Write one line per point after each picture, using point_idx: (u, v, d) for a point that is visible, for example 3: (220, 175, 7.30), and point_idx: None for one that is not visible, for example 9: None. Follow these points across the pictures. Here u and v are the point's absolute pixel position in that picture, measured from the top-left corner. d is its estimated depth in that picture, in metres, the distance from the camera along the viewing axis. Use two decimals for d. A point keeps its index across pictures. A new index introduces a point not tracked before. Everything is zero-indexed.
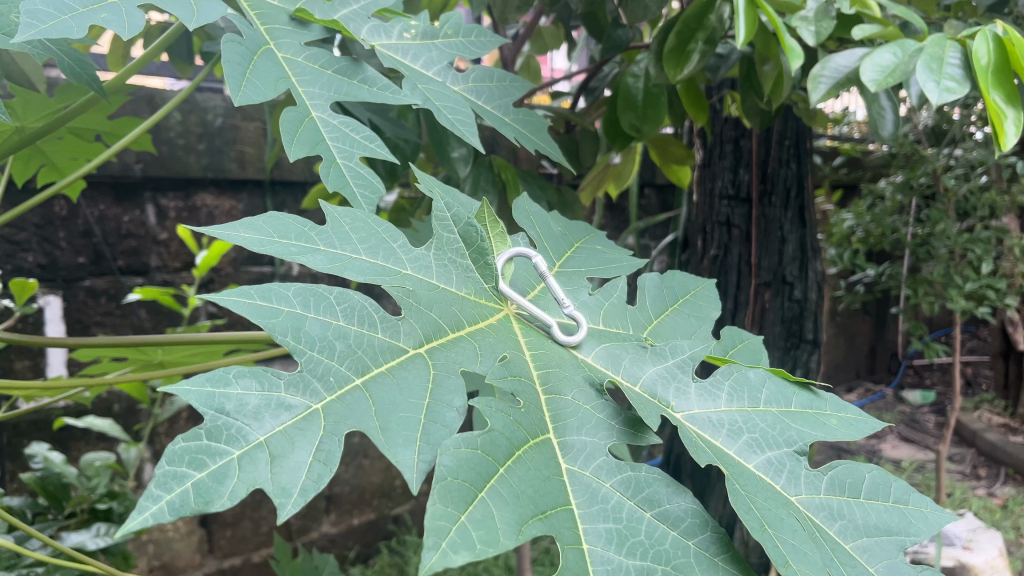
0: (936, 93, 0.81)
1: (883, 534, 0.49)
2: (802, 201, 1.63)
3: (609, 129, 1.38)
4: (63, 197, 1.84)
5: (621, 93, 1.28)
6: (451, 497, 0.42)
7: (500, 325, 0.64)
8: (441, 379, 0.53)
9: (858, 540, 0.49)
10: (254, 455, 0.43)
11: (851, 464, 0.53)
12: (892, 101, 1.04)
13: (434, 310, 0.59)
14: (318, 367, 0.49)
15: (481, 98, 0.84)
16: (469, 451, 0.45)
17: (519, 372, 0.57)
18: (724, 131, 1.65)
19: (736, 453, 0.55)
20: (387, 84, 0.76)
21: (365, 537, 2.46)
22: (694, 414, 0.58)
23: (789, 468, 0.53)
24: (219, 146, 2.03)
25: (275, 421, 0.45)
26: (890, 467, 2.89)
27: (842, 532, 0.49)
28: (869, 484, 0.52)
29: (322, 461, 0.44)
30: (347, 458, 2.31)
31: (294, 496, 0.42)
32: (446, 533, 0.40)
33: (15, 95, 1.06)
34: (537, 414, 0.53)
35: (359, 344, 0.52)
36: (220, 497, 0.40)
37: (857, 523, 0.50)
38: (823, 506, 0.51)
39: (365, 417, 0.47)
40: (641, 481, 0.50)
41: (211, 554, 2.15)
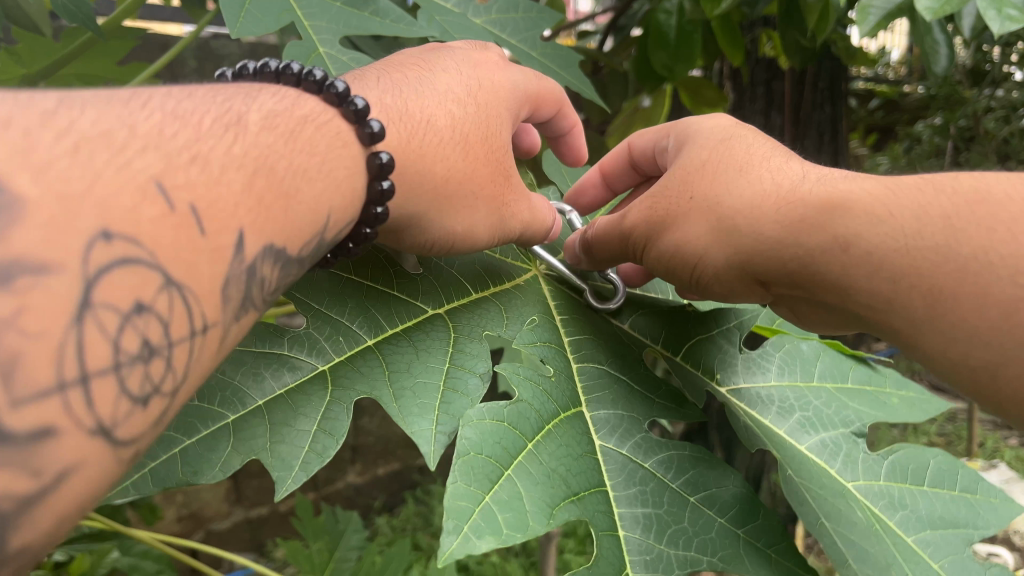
0: (997, 23, 0.75)
1: (949, 525, 0.53)
2: (836, 144, 1.65)
3: (640, 69, 1.31)
4: None
5: (652, 31, 1.20)
6: (475, 475, 0.42)
7: (531, 284, 0.66)
8: (463, 342, 0.55)
9: (922, 531, 0.52)
10: (248, 419, 0.47)
11: (917, 449, 0.57)
12: (946, 33, 0.95)
13: (457, 266, 0.61)
14: (327, 328, 0.52)
15: (505, 31, 0.80)
16: (494, 423, 0.46)
17: (548, 338, 0.58)
18: (756, 74, 1.58)
19: (788, 434, 0.58)
20: (400, 15, 0.74)
21: (391, 486, 2.46)
22: (742, 389, 0.61)
23: (845, 450, 0.57)
24: None
25: (277, 383, 0.49)
26: (921, 418, 2.83)
27: (904, 523, 0.53)
28: (933, 473, 0.56)
29: (327, 431, 0.48)
30: (371, 408, 2.31)
31: (293, 469, 0.46)
32: (470, 515, 0.40)
33: (21, 37, 1.03)
34: (567, 385, 0.54)
35: (373, 300, 0.55)
36: (210, 467, 0.45)
37: (919, 513, 0.53)
38: (882, 494, 0.54)
39: (379, 383, 0.50)
40: (682, 463, 0.51)
41: (238, 504, 2.15)
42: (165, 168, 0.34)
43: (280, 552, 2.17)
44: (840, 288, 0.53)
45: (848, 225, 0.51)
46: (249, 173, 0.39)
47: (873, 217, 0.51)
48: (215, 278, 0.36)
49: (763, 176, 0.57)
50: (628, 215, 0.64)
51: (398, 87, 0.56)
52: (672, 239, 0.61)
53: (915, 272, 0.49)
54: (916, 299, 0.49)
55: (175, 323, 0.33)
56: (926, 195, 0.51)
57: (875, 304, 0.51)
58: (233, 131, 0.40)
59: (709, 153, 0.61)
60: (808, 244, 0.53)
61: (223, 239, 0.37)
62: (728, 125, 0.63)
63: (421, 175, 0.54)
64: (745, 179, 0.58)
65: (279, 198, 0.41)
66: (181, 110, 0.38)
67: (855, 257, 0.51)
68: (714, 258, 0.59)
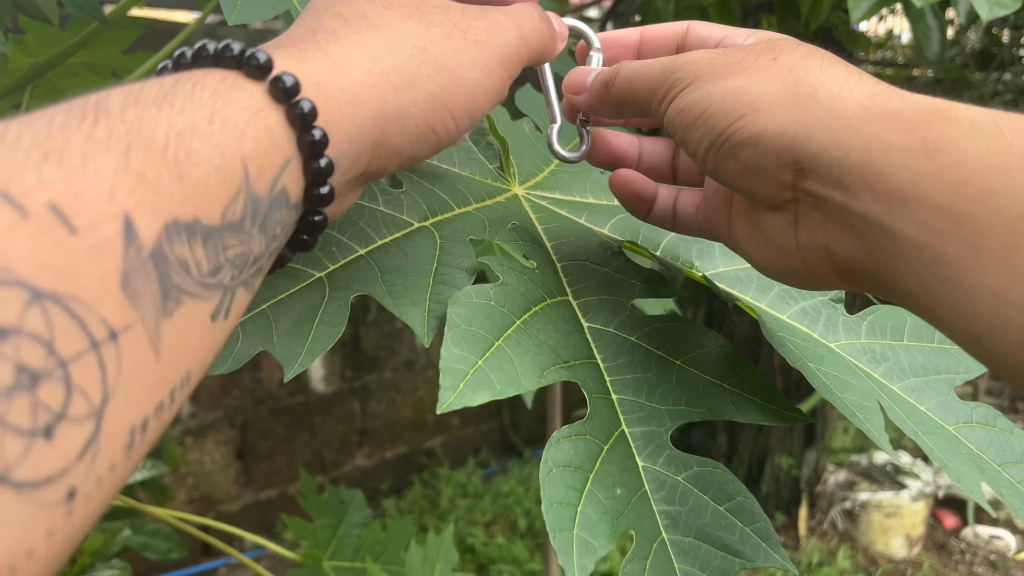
0: (986, 9, 0.79)
1: (930, 373, 0.69)
2: None
3: None
4: None
5: (650, 17, 1.21)
6: (471, 344, 0.56)
7: (507, 200, 0.82)
8: (449, 246, 0.71)
9: (906, 380, 0.68)
10: (257, 318, 0.62)
11: (894, 313, 0.73)
12: (938, 19, 0.96)
13: (442, 191, 0.77)
14: (325, 243, 0.68)
15: None
16: (486, 303, 0.59)
17: (530, 235, 0.74)
18: None
19: (773, 305, 0.75)
20: None
21: (398, 469, 2.49)
22: (724, 273, 0.78)
23: (826, 315, 0.74)
24: None
25: (283, 288, 0.64)
26: None
27: (889, 373, 0.69)
28: (910, 329, 0.72)
29: (329, 323, 0.63)
30: (378, 390, 2.35)
31: (300, 357, 0.61)
32: (465, 375, 0.53)
33: (27, 28, 1.06)
34: (548, 276, 0.68)
35: (368, 219, 0.71)
36: (226, 360, 0.60)
37: (900, 364, 0.70)
38: (867, 351, 0.71)
39: (376, 283, 0.66)
40: (665, 334, 0.65)
41: (248, 486, 2.19)
42: (12, 180, 0.36)
43: (289, 533, 2.20)
44: (887, 186, 0.54)
45: (944, 137, 0.53)
46: (124, 150, 0.41)
47: (976, 141, 0.53)
48: (105, 275, 0.37)
49: (860, 85, 0.59)
50: (690, 65, 0.65)
51: (319, 40, 0.60)
52: (735, 86, 0.62)
53: (985, 196, 0.51)
54: (953, 221, 0.52)
55: (60, 341, 0.34)
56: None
57: (919, 221, 0.53)
58: (100, 120, 0.43)
59: (809, 53, 0.63)
60: (891, 138, 0.55)
61: (104, 231, 0.38)
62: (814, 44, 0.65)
63: (363, 112, 0.60)
64: (832, 77, 0.60)
65: (168, 164, 0.43)
66: (64, 122, 0.42)
67: (936, 162, 0.53)
68: (768, 122, 0.60)
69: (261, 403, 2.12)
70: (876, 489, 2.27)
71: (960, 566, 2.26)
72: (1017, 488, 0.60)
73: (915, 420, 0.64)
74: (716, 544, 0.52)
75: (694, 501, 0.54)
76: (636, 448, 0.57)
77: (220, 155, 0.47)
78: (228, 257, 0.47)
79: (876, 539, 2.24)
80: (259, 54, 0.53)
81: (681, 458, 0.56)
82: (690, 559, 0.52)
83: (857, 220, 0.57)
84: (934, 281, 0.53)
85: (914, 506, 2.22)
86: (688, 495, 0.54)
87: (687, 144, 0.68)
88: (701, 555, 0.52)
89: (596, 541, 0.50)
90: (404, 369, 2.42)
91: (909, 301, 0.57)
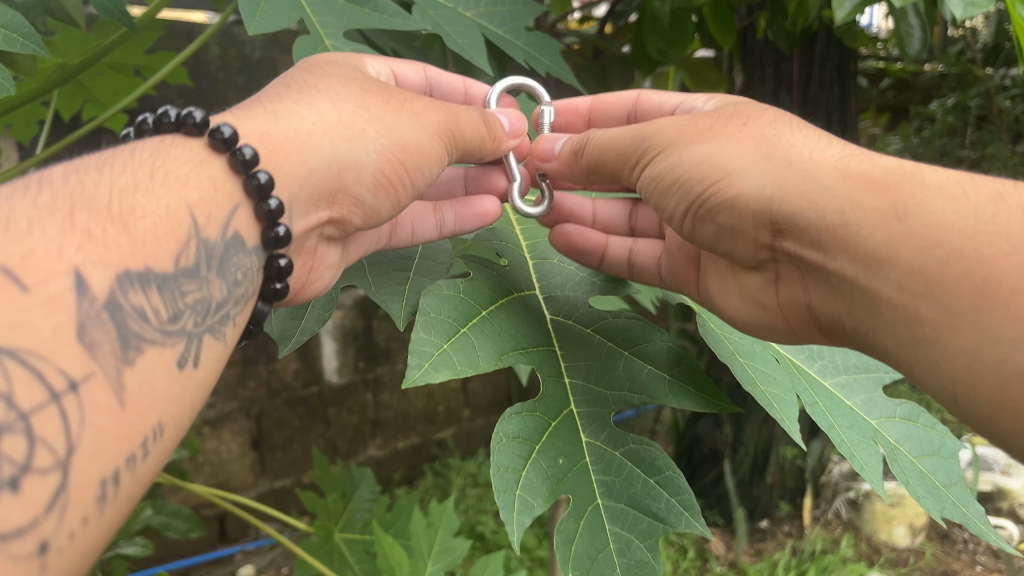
0: (959, 8, 0.83)
1: (860, 371, 0.84)
2: (845, 123, 1.69)
3: (637, 53, 1.38)
4: (110, 133, 2.01)
5: (647, 17, 1.27)
6: (438, 330, 0.69)
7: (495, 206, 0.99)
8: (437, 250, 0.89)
9: (839, 376, 0.83)
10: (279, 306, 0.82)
11: None
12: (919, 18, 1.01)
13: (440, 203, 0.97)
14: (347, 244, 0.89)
15: (492, 22, 1.06)
16: (456, 296, 0.72)
17: (510, 241, 0.92)
18: (764, 55, 1.64)
19: None
20: (395, 11, 0.97)
21: (410, 460, 2.55)
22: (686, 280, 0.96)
23: None
24: (258, 79, 2.11)
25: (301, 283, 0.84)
26: None
27: (825, 370, 0.84)
28: None
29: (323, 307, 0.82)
30: (390, 381, 2.42)
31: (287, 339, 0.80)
32: (429, 356, 0.67)
33: (56, 32, 1.12)
34: (518, 277, 0.83)
35: None
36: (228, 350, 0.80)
37: (834, 362, 0.84)
38: (806, 351, 0.85)
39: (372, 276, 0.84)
40: (616, 329, 0.78)
41: (263, 475, 2.25)
42: None
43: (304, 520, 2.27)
44: (864, 246, 0.64)
45: (912, 201, 0.63)
46: (70, 211, 0.53)
47: (943, 205, 0.62)
48: (59, 325, 0.48)
49: (828, 149, 0.71)
50: (662, 134, 0.78)
51: (267, 107, 0.72)
52: (708, 151, 0.74)
53: (955, 259, 0.60)
54: (923, 283, 0.61)
55: (23, 392, 0.45)
56: (988, 204, 0.62)
57: (893, 282, 0.63)
58: (46, 188, 0.54)
59: (774, 120, 0.75)
60: (861, 201, 0.65)
61: (54, 285, 0.49)
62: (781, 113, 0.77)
63: (310, 161, 0.71)
64: (800, 145, 0.72)
65: (115, 221, 0.54)
66: (21, 193, 0.53)
67: (907, 225, 0.63)
68: (749, 186, 0.71)
69: (275, 393, 2.19)
70: (881, 479, 2.24)
71: (964, 557, 2.14)
72: (924, 477, 0.74)
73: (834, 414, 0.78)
74: (644, 510, 0.66)
75: (627, 473, 0.68)
76: (582, 427, 0.71)
77: (163, 208, 0.59)
78: (188, 302, 0.59)
79: (879, 528, 2.15)
80: (224, 128, 0.65)
81: (617, 436, 0.70)
82: (618, 520, 0.65)
83: (835, 274, 0.68)
84: (914, 339, 0.63)
85: (919, 495, 2.20)
86: (624, 466, 0.68)
87: (668, 206, 0.80)
88: (627, 517, 0.66)
89: (535, 501, 0.64)
90: None
91: (887, 353, 0.67)
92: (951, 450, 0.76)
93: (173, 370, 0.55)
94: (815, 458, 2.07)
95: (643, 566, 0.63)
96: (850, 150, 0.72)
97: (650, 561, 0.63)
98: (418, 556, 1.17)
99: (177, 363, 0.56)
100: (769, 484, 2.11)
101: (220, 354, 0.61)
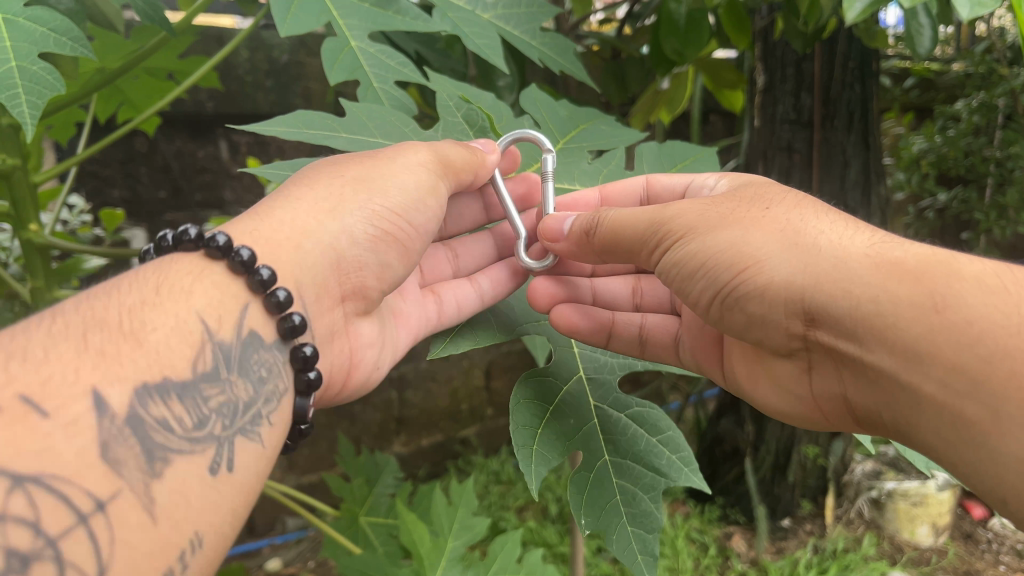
0: (966, 7, 0.85)
1: None
2: (864, 122, 1.70)
3: (653, 54, 1.41)
4: (142, 134, 2.08)
5: (663, 19, 1.30)
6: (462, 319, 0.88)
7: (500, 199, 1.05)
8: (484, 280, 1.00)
9: None
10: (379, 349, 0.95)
11: None
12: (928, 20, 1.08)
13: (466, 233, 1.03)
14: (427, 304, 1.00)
15: (510, 23, 1.10)
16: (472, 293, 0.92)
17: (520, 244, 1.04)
18: (785, 55, 1.68)
19: None
20: (416, 13, 1.01)
21: (434, 456, 2.59)
22: None
23: None
24: (286, 82, 2.16)
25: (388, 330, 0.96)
26: None
27: None
28: None
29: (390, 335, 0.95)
30: (414, 378, 2.46)
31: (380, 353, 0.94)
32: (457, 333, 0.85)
33: (95, 37, 1.18)
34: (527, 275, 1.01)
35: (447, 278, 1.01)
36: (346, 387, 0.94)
37: None
38: None
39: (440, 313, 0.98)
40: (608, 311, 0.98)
41: (291, 471, 2.31)
42: None
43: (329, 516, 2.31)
44: (901, 339, 0.66)
45: (949, 293, 0.65)
46: (83, 335, 0.59)
47: (981, 298, 0.64)
48: (75, 443, 0.53)
49: (856, 238, 0.73)
50: (682, 220, 0.81)
51: (259, 212, 0.80)
52: (734, 238, 0.77)
53: (1000, 358, 0.61)
54: (968, 382, 0.62)
55: (52, 520, 0.49)
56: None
57: (935, 378, 0.64)
58: (60, 318, 0.61)
59: (795, 206, 0.79)
60: (897, 293, 0.67)
61: (74, 409, 0.54)
62: (802, 200, 0.80)
63: (306, 248, 0.79)
64: (826, 235, 0.74)
65: (128, 337, 0.60)
66: (38, 325, 0.60)
67: (945, 318, 0.64)
68: (780, 276, 0.74)
69: None
70: (902, 479, 2.16)
71: (987, 556, 2.13)
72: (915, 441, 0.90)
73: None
74: (646, 464, 0.78)
75: (632, 432, 0.81)
76: (590, 392, 0.84)
77: (174, 321, 0.65)
78: (214, 406, 0.64)
79: (902, 527, 2.11)
80: (188, 227, 0.73)
81: (622, 400, 0.83)
82: (624, 474, 0.77)
83: (874, 367, 0.70)
84: (956, 438, 0.65)
85: (941, 495, 2.11)
86: (628, 427, 0.81)
87: (691, 292, 0.82)
88: (630, 471, 0.78)
89: (551, 455, 0.76)
90: (438, 359, 2.52)
91: (930, 449, 0.69)
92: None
93: (205, 477, 0.60)
94: (837, 456, 2.07)
95: (646, 515, 0.74)
96: (880, 238, 0.74)
97: (652, 511, 0.75)
98: (439, 533, 1.24)
99: (209, 469, 0.61)
100: (791, 482, 2.09)
101: (256, 454, 0.67)
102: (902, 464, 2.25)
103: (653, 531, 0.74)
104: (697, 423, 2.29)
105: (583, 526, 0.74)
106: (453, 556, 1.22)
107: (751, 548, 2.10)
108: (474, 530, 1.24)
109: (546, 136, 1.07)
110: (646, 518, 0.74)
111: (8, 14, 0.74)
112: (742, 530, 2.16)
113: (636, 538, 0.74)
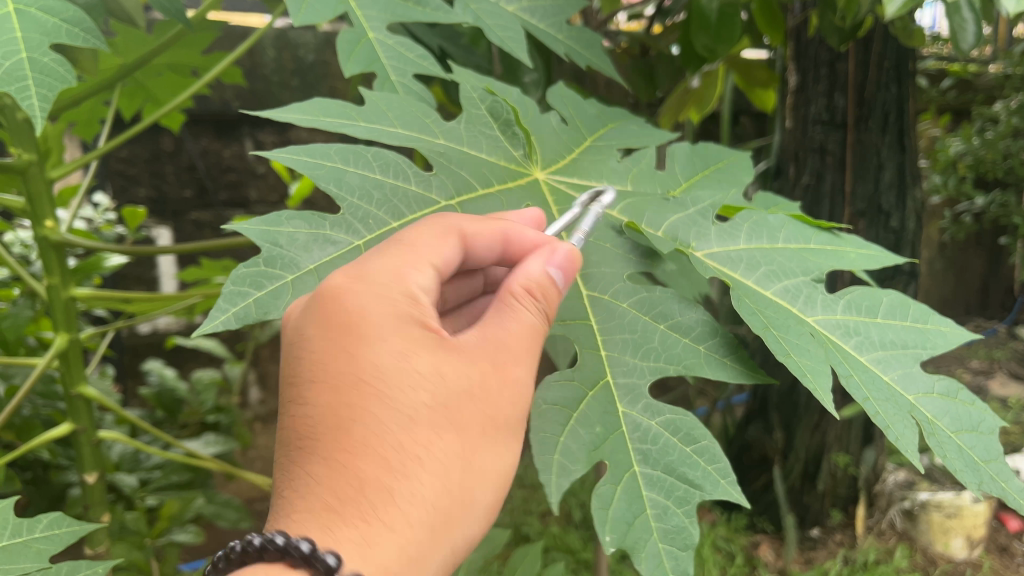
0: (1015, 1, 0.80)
1: (899, 349, 0.75)
2: (901, 123, 1.65)
3: (683, 51, 1.37)
4: (168, 133, 2.08)
5: (694, 15, 1.27)
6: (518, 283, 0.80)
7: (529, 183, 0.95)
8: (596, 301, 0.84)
9: (875, 354, 0.74)
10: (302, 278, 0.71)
11: (874, 294, 0.79)
12: (972, 14, 1.05)
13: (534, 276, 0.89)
14: None
15: (535, 17, 1.08)
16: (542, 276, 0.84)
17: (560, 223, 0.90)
18: (818, 54, 1.63)
19: (854, 348, 0.75)
20: (438, 6, 0.99)
21: None
22: (821, 318, 0.78)
23: (868, 306, 0.78)
24: (312, 81, 2.15)
25: (323, 253, 0.74)
26: (996, 404, 2.68)
27: (858, 347, 0.75)
28: (887, 309, 0.78)
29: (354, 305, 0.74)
30: None
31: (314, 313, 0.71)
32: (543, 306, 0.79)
33: (117, 33, 1.17)
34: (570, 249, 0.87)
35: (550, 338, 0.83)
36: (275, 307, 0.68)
37: (873, 339, 0.76)
38: (841, 326, 0.77)
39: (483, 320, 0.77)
40: (658, 302, 0.82)
41: None
42: None
43: None
44: None
45: None
46: None
47: None
48: None
49: None
50: None
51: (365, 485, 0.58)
52: None
53: None
54: None
55: None
56: None
57: None
58: None
59: None
60: None
61: None
62: None
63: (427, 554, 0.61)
64: None
65: None
66: None
67: None
68: None
69: None
70: (936, 490, 2.10)
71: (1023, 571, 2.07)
72: (963, 452, 0.68)
73: (870, 386, 0.71)
74: (678, 477, 0.70)
75: (664, 442, 0.73)
76: (618, 398, 0.76)
77: None
78: None
79: (936, 539, 2.05)
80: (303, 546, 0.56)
81: (654, 408, 0.75)
82: (654, 487, 0.70)
83: None
84: None
85: (975, 508, 2.06)
86: (660, 437, 0.73)
87: None
88: (663, 483, 0.70)
89: (573, 467, 0.70)
90: None
91: None
92: (991, 427, 0.70)
93: None
94: (868, 466, 2.01)
95: (678, 531, 0.67)
96: None
97: (685, 526, 0.68)
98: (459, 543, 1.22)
99: None
100: (820, 491, 2.02)
101: None
102: (937, 475, 2.19)
103: (687, 548, 0.66)
104: (723, 430, 2.24)
105: (607, 541, 0.66)
106: (472, 568, 1.19)
107: (778, 558, 2.06)
108: (493, 541, 1.22)
109: (573, 133, 1.04)
110: (679, 533, 0.67)
111: (17, 4, 0.73)
112: (770, 539, 2.12)
113: (667, 556, 0.66)
